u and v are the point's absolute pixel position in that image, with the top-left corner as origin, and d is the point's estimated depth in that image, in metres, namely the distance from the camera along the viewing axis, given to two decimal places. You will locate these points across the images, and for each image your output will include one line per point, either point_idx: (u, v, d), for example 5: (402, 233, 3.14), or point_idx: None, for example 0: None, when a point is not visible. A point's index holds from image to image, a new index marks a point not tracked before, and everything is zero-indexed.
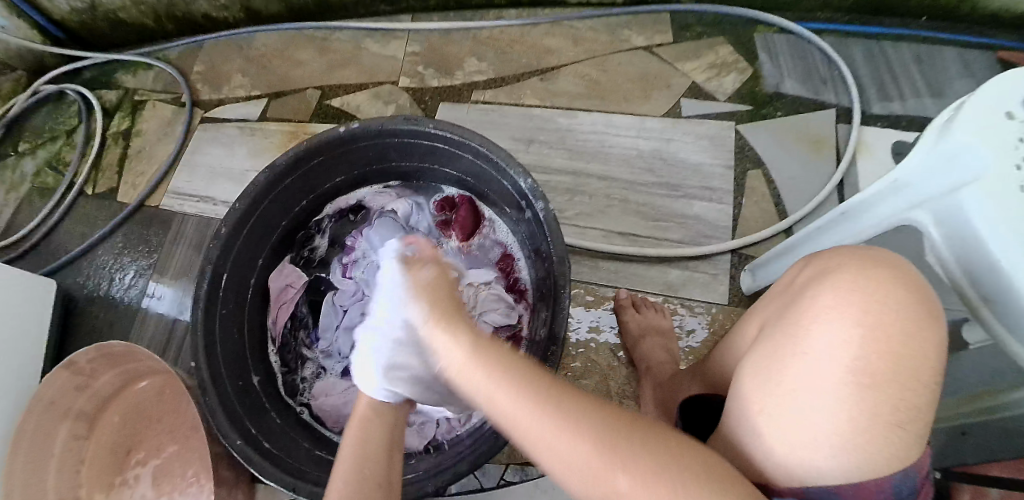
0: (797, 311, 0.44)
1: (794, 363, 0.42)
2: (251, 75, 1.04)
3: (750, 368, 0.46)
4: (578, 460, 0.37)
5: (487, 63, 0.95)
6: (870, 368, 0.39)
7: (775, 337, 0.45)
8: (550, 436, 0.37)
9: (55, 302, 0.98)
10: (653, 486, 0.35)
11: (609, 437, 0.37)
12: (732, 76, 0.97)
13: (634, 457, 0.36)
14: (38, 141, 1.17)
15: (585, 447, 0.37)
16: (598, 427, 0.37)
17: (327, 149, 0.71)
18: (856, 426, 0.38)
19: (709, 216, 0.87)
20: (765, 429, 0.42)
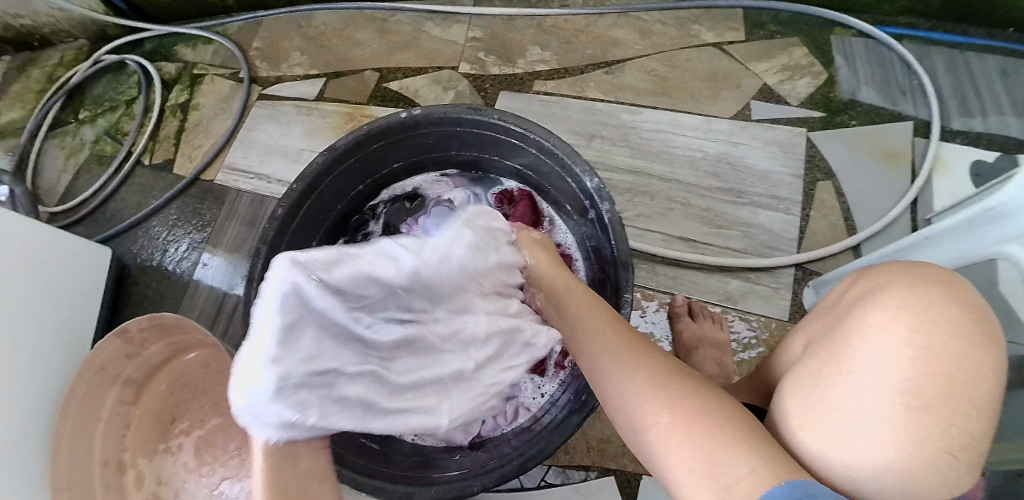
0: (844, 330, 0.43)
1: (838, 380, 0.41)
2: (309, 53, 1.03)
3: (793, 384, 0.44)
4: (632, 397, 0.44)
5: (550, 52, 0.92)
6: (918, 390, 0.37)
7: (821, 355, 0.43)
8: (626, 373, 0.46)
9: (109, 269, 1.00)
10: (698, 424, 0.40)
11: (665, 380, 0.44)
12: (806, 80, 0.90)
13: (685, 395, 0.42)
14: (98, 110, 1.19)
15: (642, 386, 0.44)
16: (657, 371, 0.45)
17: (387, 134, 0.70)
18: (901, 449, 0.37)
19: (774, 227, 0.83)
20: (798, 447, 0.41)
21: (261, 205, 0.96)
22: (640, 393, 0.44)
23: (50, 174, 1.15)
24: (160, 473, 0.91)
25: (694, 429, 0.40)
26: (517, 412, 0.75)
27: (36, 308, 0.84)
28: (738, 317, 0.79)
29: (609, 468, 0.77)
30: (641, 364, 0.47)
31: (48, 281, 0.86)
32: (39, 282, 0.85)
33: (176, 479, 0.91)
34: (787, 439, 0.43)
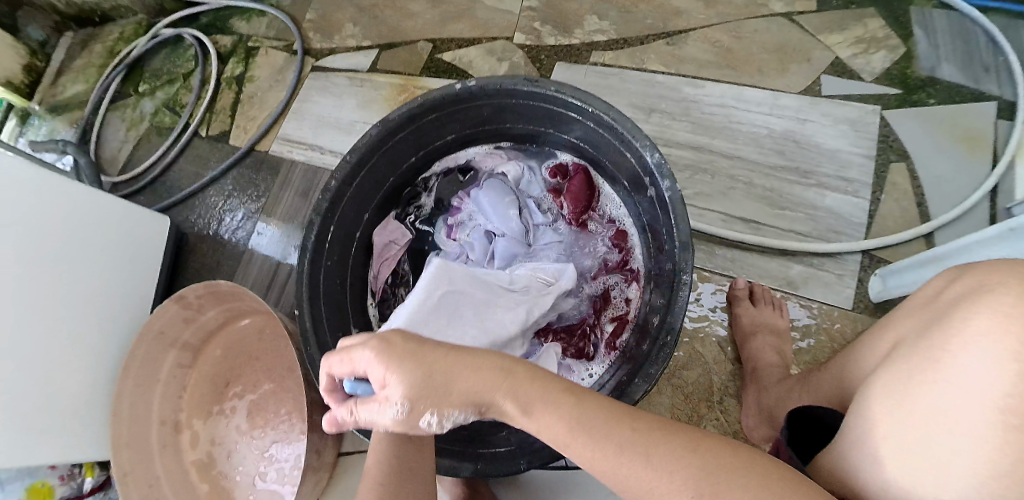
0: (944, 332, 0.38)
1: (923, 390, 0.36)
2: (363, 24, 1.02)
3: (879, 390, 0.40)
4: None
5: (608, 22, 0.89)
6: (1023, 408, 0.31)
7: (911, 360, 0.39)
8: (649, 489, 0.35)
9: (169, 237, 1.04)
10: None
11: (703, 474, 0.34)
12: (881, 54, 0.83)
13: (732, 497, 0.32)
14: (157, 83, 1.22)
15: (678, 493, 0.34)
16: (690, 465, 0.34)
17: (442, 104, 0.68)
18: (993, 470, 0.31)
19: (842, 210, 0.77)
20: (875, 457, 0.38)
21: (315, 177, 0.97)
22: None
23: (112, 145, 1.20)
24: (213, 434, 0.96)
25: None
26: None
27: (100, 274, 0.88)
28: (799, 304, 0.74)
29: None
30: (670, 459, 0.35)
31: (112, 247, 0.91)
32: (103, 249, 0.89)
33: (229, 440, 0.95)
34: (865, 451, 0.39)
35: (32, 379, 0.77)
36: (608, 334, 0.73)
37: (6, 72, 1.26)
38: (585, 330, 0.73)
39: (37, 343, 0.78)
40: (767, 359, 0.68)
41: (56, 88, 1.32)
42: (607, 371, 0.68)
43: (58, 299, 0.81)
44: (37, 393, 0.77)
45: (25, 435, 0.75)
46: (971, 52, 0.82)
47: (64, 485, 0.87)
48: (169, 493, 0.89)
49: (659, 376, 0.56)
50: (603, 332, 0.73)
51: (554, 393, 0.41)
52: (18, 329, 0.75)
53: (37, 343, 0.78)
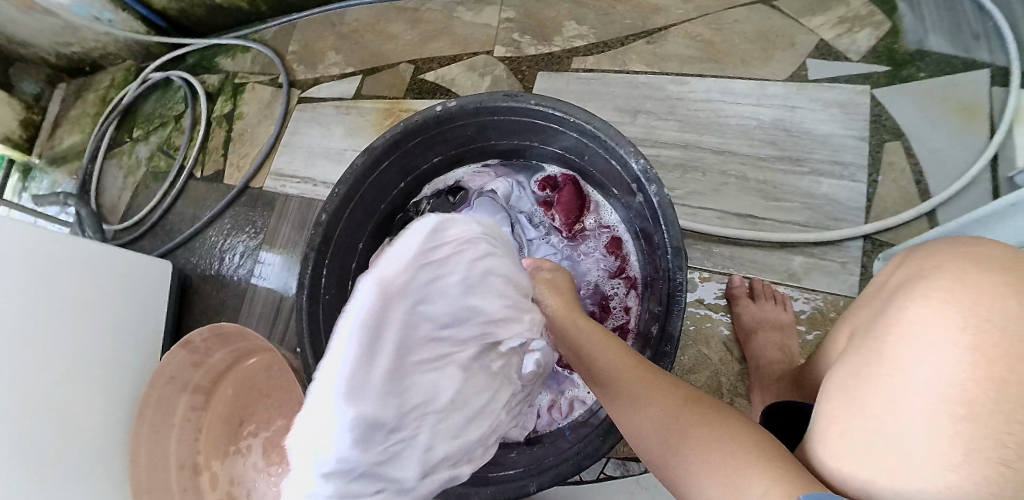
0: (889, 323, 0.37)
1: (876, 385, 0.35)
2: (345, 51, 1.03)
3: (833, 387, 0.38)
4: (649, 425, 0.43)
5: (587, 26, 0.88)
6: (967, 397, 0.31)
7: (863, 353, 0.38)
8: (642, 413, 0.44)
9: (173, 280, 1.05)
10: (709, 458, 0.37)
11: (680, 407, 0.43)
12: (867, 33, 0.81)
13: (693, 428, 0.40)
14: (150, 127, 1.24)
15: (657, 410, 0.44)
16: (668, 396, 0.44)
17: (424, 128, 0.68)
18: (948, 462, 0.30)
19: (839, 196, 0.75)
20: (833, 457, 0.36)
21: (309, 208, 0.97)
22: (648, 407, 0.44)
23: (112, 193, 1.22)
24: (231, 473, 0.97)
25: (714, 460, 0.37)
26: (571, 406, 0.72)
27: (107, 326, 0.89)
28: (802, 297, 0.73)
29: None
30: (650, 386, 0.46)
31: (116, 297, 0.92)
32: (109, 298, 0.90)
33: (246, 478, 0.96)
34: (821, 451, 0.37)
35: (47, 437, 0.78)
36: None
37: (5, 129, 1.29)
38: None
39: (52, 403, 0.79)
40: (771, 356, 0.67)
41: (54, 140, 1.35)
42: None
43: (72, 354, 0.83)
44: (55, 449, 0.78)
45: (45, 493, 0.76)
46: (958, 21, 0.80)
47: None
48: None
49: None
50: None
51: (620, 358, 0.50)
52: (31, 387, 0.76)
53: (52, 400, 0.79)
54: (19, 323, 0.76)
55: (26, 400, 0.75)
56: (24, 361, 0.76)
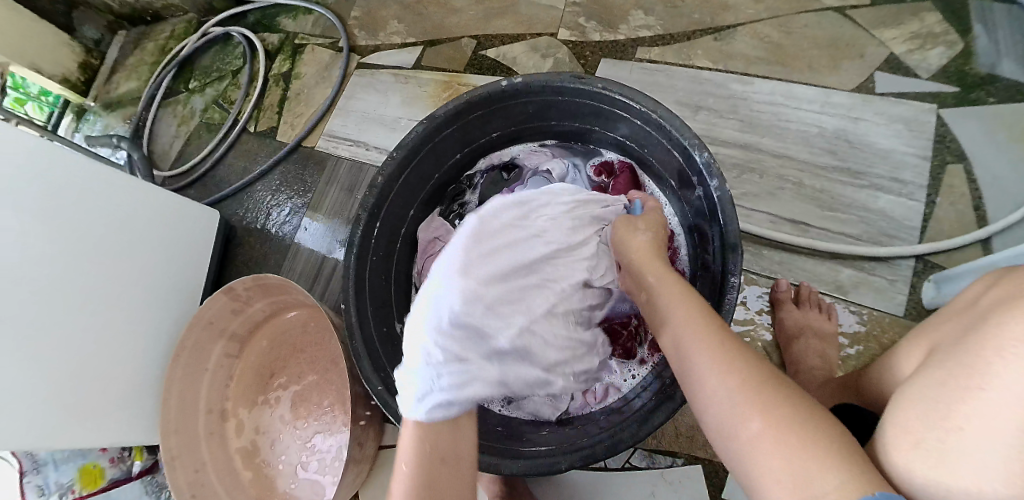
0: (980, 338, 0.35)
1: (963, 398, 0.33)
2: (407, 21, 1.04)
3: (913, 396, 0.37)
4: (722, 397, 0.40)
5: (654, 18, 0.88)
6: None
7: (951, 366, 0.36)
8: (714, 373, 0.41)
9: (219, 228, 1.08)
10: (782, 441, 0.35)
11: (760, 382, 0.39)
12: (938, 51, 0.79)
13: (773, 404, 0.37)
14: (207, 79, 1.27)
15: (734, 381, 0.40)
16: (753, 371, 0.40)
17: (488, 101, 0.70)
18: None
19: (895, 213, 0.74)
20: (905, 461, 0.35)
21: (359, 173, 0.99)
22: (722, 376, 0.41)
23: (165, 141, 1.26)
24: (258, 422, 1.01)
25: (782, 436, 0.35)
26: (605, 392, 0.71)
27: (148, 268, 0.92)
28: (847, 309, 0.72)
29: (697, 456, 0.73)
30: (730, 355, 0.42)
31: (160, 241, 0.94)
32: (154, 243, 0.93)
33: (273, 428, 0.99)
34: (891, 455, 0.36)
35: (86, 367, 0.81)
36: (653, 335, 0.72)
37: (65, 69, 1.33)
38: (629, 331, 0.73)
39: (93, 335, 0.82)
40: (812, 364, 0.67)
41: (110, 85, 1.38)
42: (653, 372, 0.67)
43: (116, 290, 0.86)
44: (95, 379, 0.82)
45: (80, 422, 0.80)
46: None
47: (115, 466, 0.95)
48: (213, 478, 0.94)
49: None
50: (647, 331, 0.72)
51: (699, 317, 0.47)
52: (81, 317, 0.80)
53: (92, 332, 0.82)
54: (72, 255, 0.79)
55: (74, 330, 0.79)
56: (74, 291, 0.79)
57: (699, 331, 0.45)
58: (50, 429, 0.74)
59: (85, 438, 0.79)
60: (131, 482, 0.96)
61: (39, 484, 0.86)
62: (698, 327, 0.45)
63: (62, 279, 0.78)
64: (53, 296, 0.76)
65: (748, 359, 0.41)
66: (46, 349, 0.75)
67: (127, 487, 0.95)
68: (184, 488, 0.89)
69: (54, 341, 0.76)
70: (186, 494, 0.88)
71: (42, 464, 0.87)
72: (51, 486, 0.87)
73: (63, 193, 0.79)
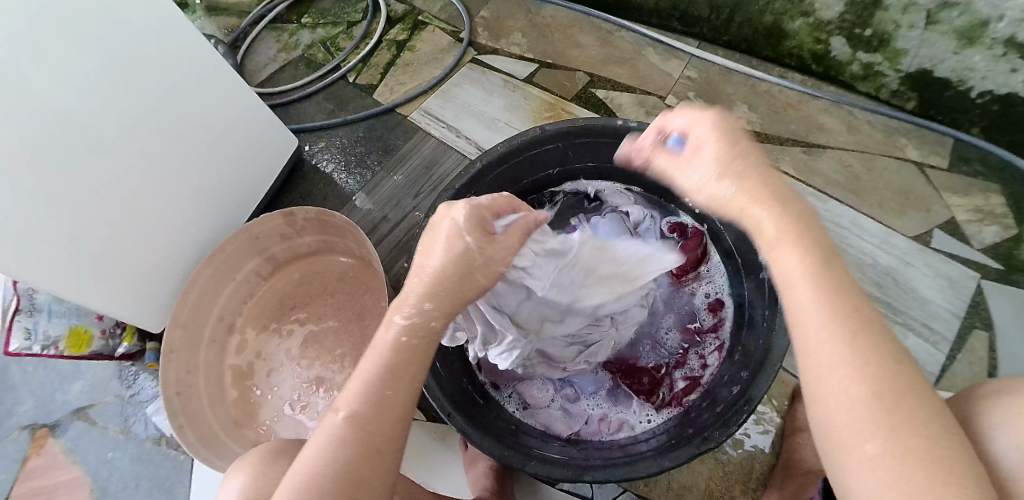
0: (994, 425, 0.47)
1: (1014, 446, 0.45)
2: (532, 38, 1.11)
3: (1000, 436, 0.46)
4: (843, 405, 0.38)
5: (756, 115, 0.97)
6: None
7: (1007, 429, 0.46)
8: (841, 371, 0.38)
9: (289, 157, 1.11)
10: (912, 463, 0.35)
11: (895, 395, 0.37)
12: (994, 229, 0.86)
13: (905, 425, 0.36)
14: (320, 20, 1.32)
15: (863, 387, 0.37)
16: (884, 380, 0.37)
17: (600, 135, 0.77)
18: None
19: (918, 355, 0.80)
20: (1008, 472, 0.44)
21: (443, 154, 1.05)
22: (844, 378, 0.38)
23: (259, 59, 1.30)
24: (261, 347, 1.03)
25: (915, 463, 0.35)
26: (619, 426, 0.77)
27: (212, 164, 0.94)
28: None
29: None
30: (866, 358, 0.38)
31: (231, 146, 0.97)
32: (227, 145, 0.96)
33: (275, 358, 1.02)
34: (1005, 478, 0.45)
35: (131, 238, 0.82)
36: (677, 389, 0.78)
37: None
38: (653, 377, 0.80)
39: (148, 209, 0.84)
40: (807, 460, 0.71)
41: None
42: (667, 422, 0.74)
43: (180, 176, 0.88)
44: (134, 251, 0.84)
45: (102, 282, 0.81)
46: None
47: (102, 339, 0.98)
48: (201, 382, 0.95)
49: (726, 440, 0.61)
50: (673, 384, 0.79)
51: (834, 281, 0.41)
52: (153, 195, 0.84)
53: (149, 204, 0.84)
54: (167, 137, 0.84)
55: (143, 203, 0.83)
56: (156, 171, 0.84)
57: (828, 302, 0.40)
58: (97, 285, 0.80)
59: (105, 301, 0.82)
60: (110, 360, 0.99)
61: (28, 327, 0.94)
62: (835, 302, 0.40)
63: (150, 155, 0.82)
64: (140, 166, 0.81)
65: (881, 356, 0.38)
66: (117, 213, 0.79)
67: (103, 363, 1.02)
68: (172, 384, 0.90)
69: (125, 208, 0.80)
70: (173, 391, 0.90)
71: (40, 310, 0.95)
72: (39, 334, 0.94)
73: (184, 83, 0.84)
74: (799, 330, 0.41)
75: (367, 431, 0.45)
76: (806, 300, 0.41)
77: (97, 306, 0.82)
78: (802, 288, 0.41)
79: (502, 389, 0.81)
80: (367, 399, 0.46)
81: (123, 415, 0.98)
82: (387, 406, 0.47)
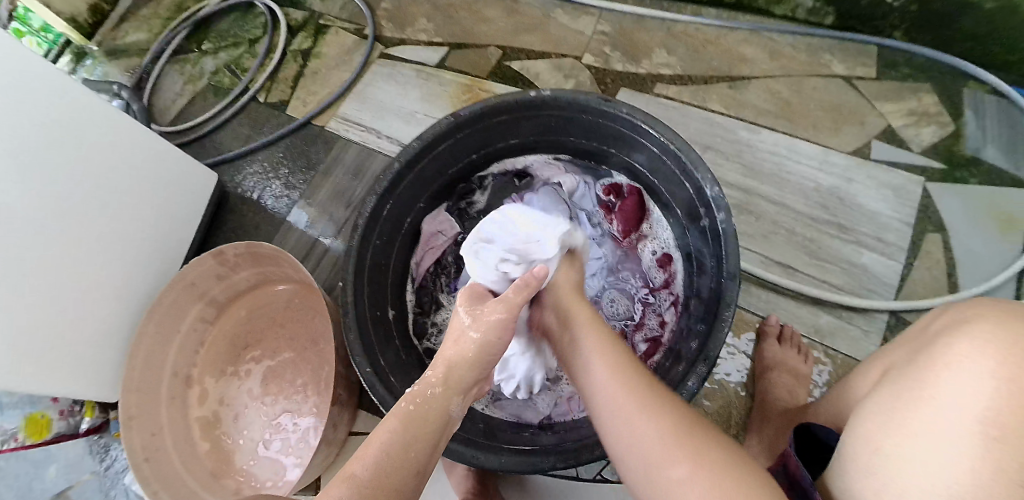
0: (929, 358, 0.39)
1: (928, 398, 0.37)
2: (436, 21, 1.06)
3: (896, 387, 0.40)
4: (647, 443, 0.44)
5: (676, 57, 0.94)
6: (995, 421, 0.33)
7: (913, 371, 0.40)
8: (639, 421, 0.46)
9: (212, 194, 1.04)
10: (708, 482, 0.40)
11: (691, 436, 0.44)
12: (931, 129, 0.85)
13: (704, 454, 0.42)
14: (220, 44, 1.25)
15: (666, 426, 0.44)
16: (680, 423, 0.45)
17: (511, 110, 0.73)
18: (980, 421, 0.34)
19: (876, 270, 0.78)
20: (902, 422, 0.37)
21: (367, 158, 1.00)
22: (648, 425, 0.45)
23: (167, 97, 1.22)
24: (223, 393, 0.97)
25: (707, 484, 0.40)
26: None
27: (135, 220, 0.88)
28: (822, 354, 0.75)
29: None
30: (659, 404, 0.46)
31: (147, 195, 0.89)
32: (142, 195, 0.88)
33: (238, 402, 0.96)
34: (892, 422, 0.38)
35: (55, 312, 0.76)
36: (639, 353, 0.75)
37: (73, 9, 1.29)
38: None
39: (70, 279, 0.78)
40: (782, 399, 0.69)
41: (119, 33, 1.36)
42: None
43: (97, 236, 0.81)
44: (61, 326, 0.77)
45: (36, 364, 0.74)
46: (1017, 141, 0.82)
47: (63, 420, 0.91)
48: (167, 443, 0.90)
49: (695, 394, 0.58)
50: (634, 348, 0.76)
51: (623, 357, 0.52)
52: (82, 253, 0.79)
53: (68, 275, 0.77)
54: (84, 196, 0.79)
55: (71, 274, 0.78)
56: (75, 236, 0.78)
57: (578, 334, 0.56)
58: (35, 365, 0.74)
59: (42, 383, 0.75)
60: (75, 439, 0.92)
61: None
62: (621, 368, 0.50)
63: (65, 217, 0.76)
64: (60, 230, 0.76)
65: (683, 412, 0.46)
66: (49, 283, 0.75)
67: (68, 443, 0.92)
68: (139, 451, 0.85)
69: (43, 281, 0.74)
70: (141, 458, 0.84)
71: None
72: None
73: (83, 131, 0.78)
74: (602, 409, 0.49)
75: (400, 459, 0.43)
76: (603, 381, 0.50)
77: (52, 383, 0.78)
78: (596, 364, 0.52)
79: None
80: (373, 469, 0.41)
81: (104, 489, 0.92)
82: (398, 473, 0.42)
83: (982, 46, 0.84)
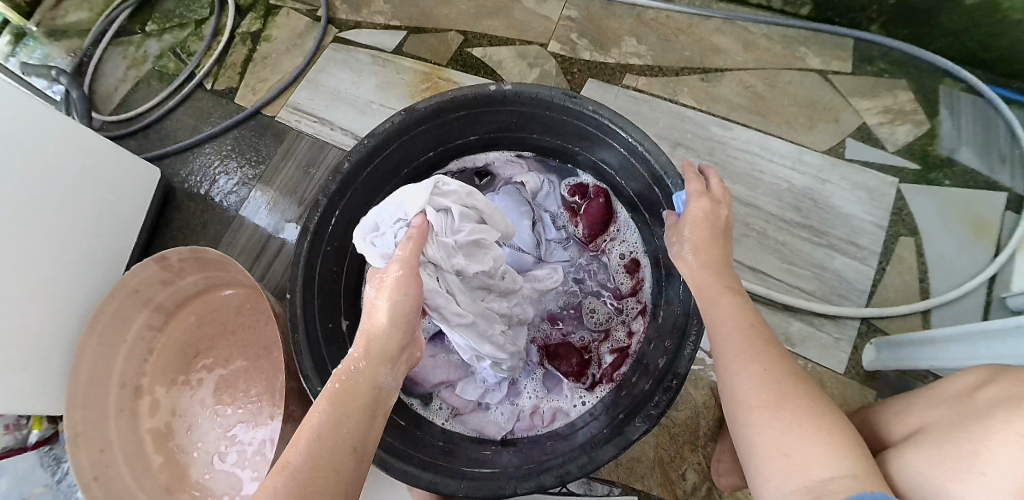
0: (981, 427, 0.36)
1: (979, 466, 0.34)
2: (394, 3, 1.00)
3: (947, 450, 0.38)
4: (741, 384, 0.43)
5: (646, 47, 0.89)
6: None
7: (966, 438, 0.37)
8: (739, 366, 0.44)
9: (159, 191, 0.97)
10: (788, 418, 0.39)
11: (785, 380, 0.42)
12: (906, 128, 0.82)
13: (794, 399, 0.41)
14: (165, 25, 1.16)
15: (759, 368, 0.43)
16: (778, 369, 0.43)
17: (467, 105, 0.68)
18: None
19: (847, 275, 0.76)
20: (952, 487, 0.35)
21: (320, 151, 0.94)
22: (742, 365, 0.44)
23: (109, 82, 1.13)
24: (175, 404, 0.92)
25: (789, 421, 0.39)
26: (553, 416, 0.71)
27: (73, 224, 0.81)
28: None
29: (634, 488, 0.74)
30: (757, 349, 0.45)
31: (85, 196, 0.82)
32: (78, 198, 0.81)
33: (191, 413, 0.91)
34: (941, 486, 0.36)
35: None
36: (606, 364, 0.73)
37: None
38: (582, 356, 0.75)
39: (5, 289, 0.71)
40: None
41: (59, 11, 1.25)
42: (601, 402, 0.68)
43: (34, 242, 0.75)
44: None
45: None
46: (991, 143, 0.80)
47: (7, 435, 0.83)
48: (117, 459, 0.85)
49: (662, 415, 0.55)
50: (601, 359, 0.74)
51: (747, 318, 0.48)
52: (13, 262, 0.72)
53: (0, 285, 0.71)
54: (12, 201, 0.72)
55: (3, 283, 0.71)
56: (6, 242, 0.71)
57: (714, 288, 0.51)
58: None
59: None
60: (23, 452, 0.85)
61: None
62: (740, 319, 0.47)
63: None
64: None
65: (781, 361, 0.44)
66: None
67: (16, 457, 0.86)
68: (87, 469, 0.79)
69: None
70: (89, 477, 0.79)
71: None
72: None
73: (9, 129, 0.71)
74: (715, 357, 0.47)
75: (335, 441, 0.40)
76: (719, 329, 0.47)
77: None
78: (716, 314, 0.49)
79: (430, 402, 0.74)
80: (308, 447, 0.39)
81: None
82: (333, 455, 0.39)
83: (960, 42, 0.82)
